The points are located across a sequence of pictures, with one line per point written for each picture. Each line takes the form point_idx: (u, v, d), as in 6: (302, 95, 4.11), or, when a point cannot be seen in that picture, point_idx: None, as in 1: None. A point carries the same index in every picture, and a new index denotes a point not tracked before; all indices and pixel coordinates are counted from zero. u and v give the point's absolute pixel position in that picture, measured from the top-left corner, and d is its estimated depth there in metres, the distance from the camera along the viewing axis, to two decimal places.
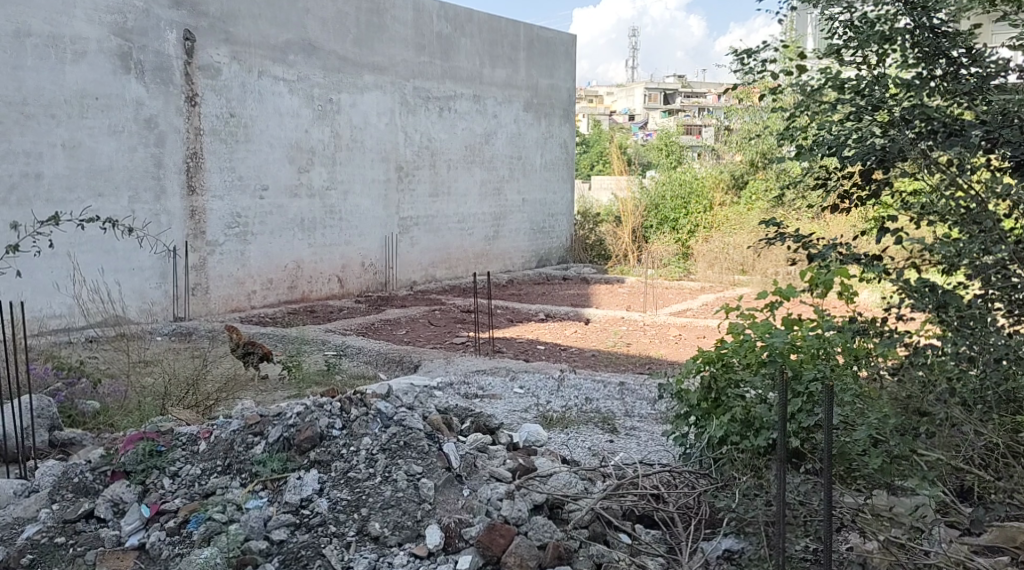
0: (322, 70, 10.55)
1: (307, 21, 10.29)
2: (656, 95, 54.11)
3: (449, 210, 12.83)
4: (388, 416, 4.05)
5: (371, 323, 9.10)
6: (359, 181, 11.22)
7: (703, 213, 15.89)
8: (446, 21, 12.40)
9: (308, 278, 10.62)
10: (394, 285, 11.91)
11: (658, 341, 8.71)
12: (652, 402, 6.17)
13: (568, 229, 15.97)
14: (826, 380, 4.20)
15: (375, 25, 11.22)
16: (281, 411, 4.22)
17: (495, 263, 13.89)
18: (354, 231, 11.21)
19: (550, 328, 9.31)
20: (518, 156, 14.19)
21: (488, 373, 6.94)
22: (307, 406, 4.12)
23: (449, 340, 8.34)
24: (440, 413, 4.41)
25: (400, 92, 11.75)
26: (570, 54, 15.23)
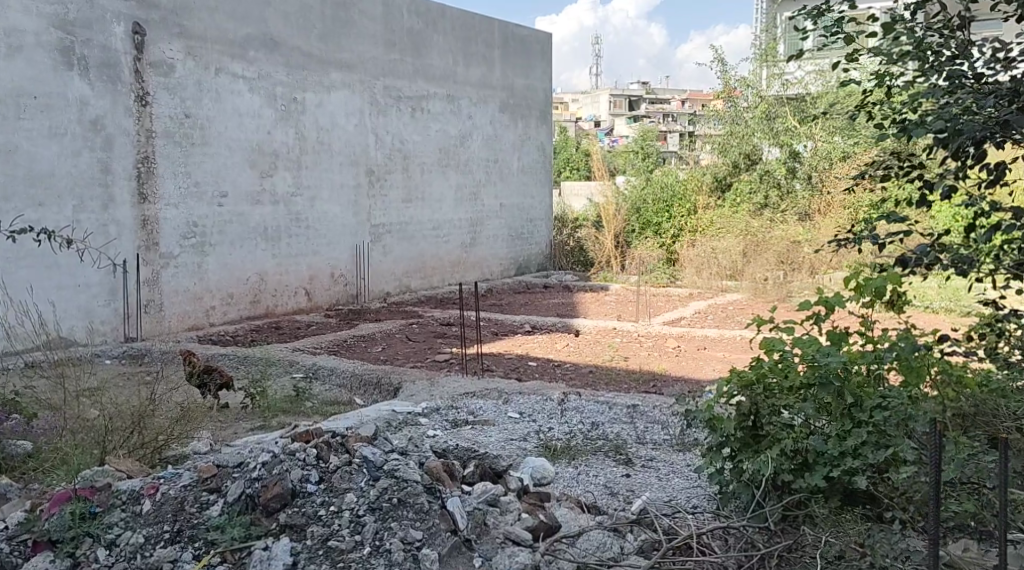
0: (285, 67, 9.82)
1: (268, 15, 9.57)
2: (621, 101, 53.74)
3: (424, 216, 12.09)
4: (375, 466, 3.55)
5: (344, 340, 8.34)
6: (327, 187, 10.47)
7: (686, 217, 15.25)
8: (418, 16, 11.70)
9: (273, 292, 9.85)
10: (366, 297, 11.16)
11: (657, 355, 8.01)
12: (665, 426, 5.48)
13: (548, 235, 15.30)
14: (892, 407, 3.71)
15: (341, 19, 10.50)
16: (243, 460, 3.71)
17: (472, 272, 13.16)
18: (321, 240, 10.45)
19: (538, 342, 8.58)
20: (495, 159, 13.51)
21: (478, 397, 6.21)
22: (276, 454, 3.61)
23: (431, 358, 7.59)
24: (440, 457, 3.93)
25: (369, 91, 11.03)
26: (546, 53, 14.55)
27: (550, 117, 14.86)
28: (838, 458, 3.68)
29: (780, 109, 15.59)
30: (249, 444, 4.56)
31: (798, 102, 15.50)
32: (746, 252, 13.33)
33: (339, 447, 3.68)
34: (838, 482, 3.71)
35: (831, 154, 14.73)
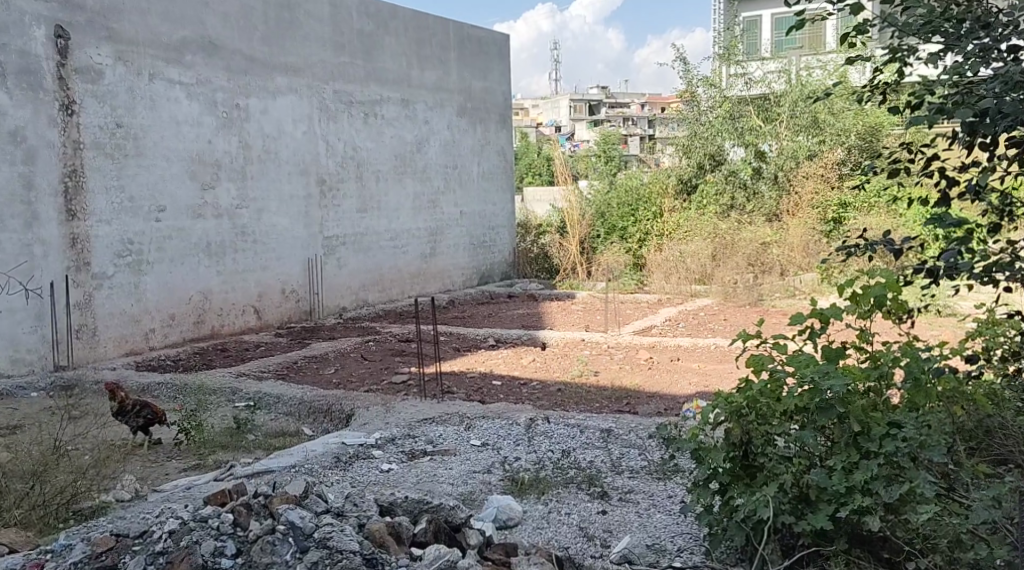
0: (226, 72, 9.28)
1: (206, 17, 9.03)
2: (581, 106, 53.50)
3: (380, 226, 11.54)
4: (304, 533, 3.30)
5: (295, 362, 7.77)
6: (275, 198, 9.90)
7: (652, 220, 14.77)
8: (368, 17, 11.18)
9: (218, 311, 9.25)
10: (321, 313, 10.59)
11: (628, 369, 7.52)
12: (642, 452, 5.00)
13: (511, 243, 14.80)
14: (907, 439, 3.23)
15: (286, 21, 9.98)
16: (146, 529, 3.46)
17: (433, 283, 12.62)
18: (270, 254, 9.86)
19: (502, 357, 8.06)
20: (454, 165, 12.99)
21: (437, 423, 5.68)
22: (185, 522, 3.38)
23: (387, 380, 7.03)
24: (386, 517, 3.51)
25: (319, 96, 10.49)
26: (504, 55, 14.05)
27: (510, 121, 14.37)
28: (845, 495, 3.23)
29: (744, 109, 15.26)
30: (170, 506, 4.06)
31: (762, 104, 15.36)
32: (715, 255, 12.93)
33: (263, 511, 3.44)
34: (845, 522, 3.28)
35: (797, 153, 14.41)
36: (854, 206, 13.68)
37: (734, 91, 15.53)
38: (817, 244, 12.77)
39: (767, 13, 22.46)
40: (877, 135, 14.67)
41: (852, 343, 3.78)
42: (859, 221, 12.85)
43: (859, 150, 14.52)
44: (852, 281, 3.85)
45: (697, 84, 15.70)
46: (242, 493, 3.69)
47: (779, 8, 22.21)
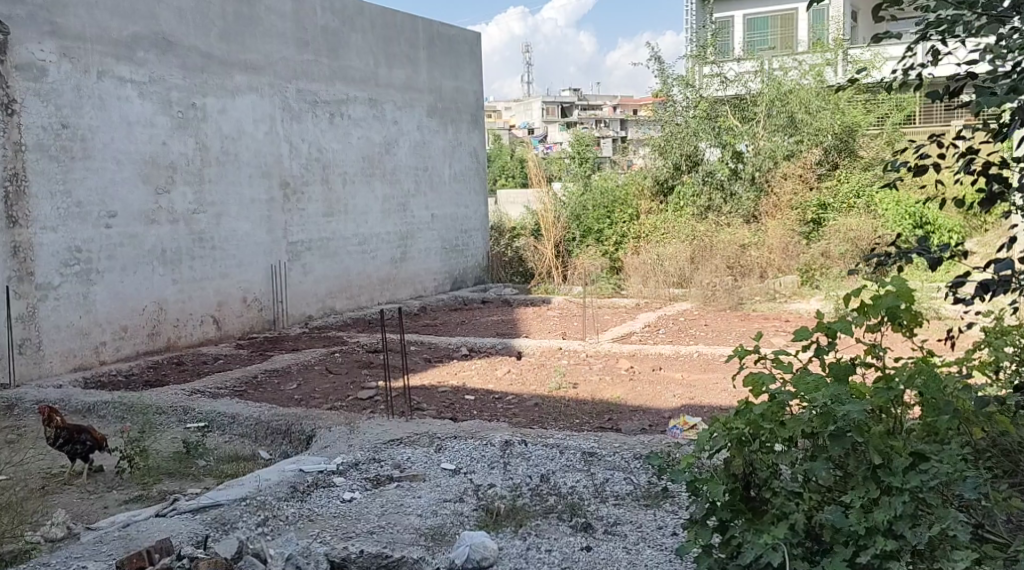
0: (181, 69, 8.81)
1: (159, 11, 8.56)
2: (554, 108, 53.22)
3: (347, 231, 11.07)
4: None
5: (254, 377, 7.29)
6: (235, 202, 9.42)
7: (628, 222, 14.50)
8: (332, 13, 10.72)
9: (174, 322, 8.75)
10: (284, 322, 10.10)
11: (609, 380, 7.11)
12: (627, 476, 4.60)
13: (484, 247, 14.35)
14: (934, 473, 2.84)
15: (246, 16, 9.51)
16: None
17: (404, 289, 12.15)
18: (230, 260, 9.38)
19: (475, 369, 7.62)
20: (425, 167, 12.53)
21: (406, 444, 5.23)
22: None
23: (353, 396, 6.56)
24: None
25: (281, 94, 10.02)
26: (475, 53, 13.60)
27: (482, 121, 13.92)
28: (866, 538, 2.84)
29: (720, 108, 14.93)
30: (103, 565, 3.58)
31: (739, 103, 14.96)
32: (694, 258, 12.57)
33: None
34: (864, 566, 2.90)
35: (775, 153, 14.08)
36: (833, 206, 13.70)
37: (710, 91, 15.06)
38: (798, 245, 12.51)
39: (739, 13, 22.21)
40: (854, 135, 14.54)
41: (865, 360, 3.36)
42: (840, 222, 12.57)
43: (835, 151, 14.38)
44: (862, 289, 3.43)
45: (674, 82, 15.33)
46: (165, 553, 3.62)
47: (752, 8, 21.97)
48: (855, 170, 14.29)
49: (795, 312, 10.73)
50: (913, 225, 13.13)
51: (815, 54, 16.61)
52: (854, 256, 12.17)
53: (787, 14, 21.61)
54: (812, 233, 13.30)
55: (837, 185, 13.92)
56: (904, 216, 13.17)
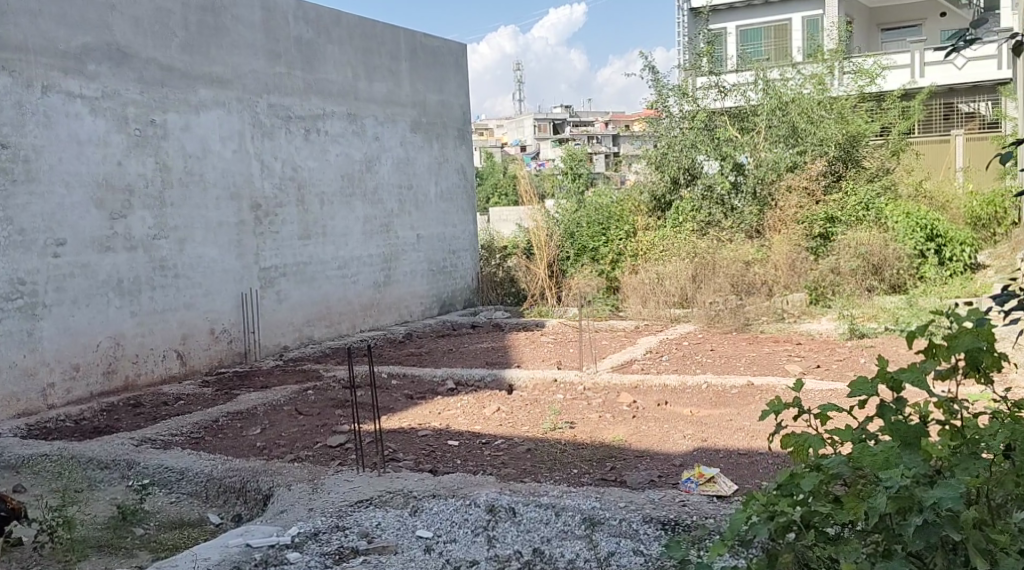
0: (138, 83, 8.12)
1: (112, 21, 7.88)
2: (546, 126, 52.54)
3: (326, 254, 10.34)
4: None
5: (215, 422, 6.51)
6: (201, 226, 8.70)
7: (625, 239, 13.61)
8: (307, 23, 10.05)
9: (133, 358, 8.01)
10: (257, 354, 9.35)
11: (612, 419, 6.32)
12: (636, 549, 3.86)
13: (474, 268, 13.59)
14: None
15: (210, 26, 8.83)
16: None
17: (388, 315, 11.41)
18: (196, 290, 8.64)
19: (461, 408, 6.78)
20: (409, 185, 11.81)
21: (376, 506, 4.48)
22: None
23: (321, 442, 5.79)
24: None
25: (251, 110, 9.31)
26: (461, 65, 12.91)
27: (469, 136, 13.20)
28: None
29: (718, 120, 14.27)
30: None
31: (737, 116, 14.47)
32: (696, 277, 11.82)
33: None
34: None
35: (778, 165, 13.44)
36: (841, 219, 12.89)
37: (707, 102, 14.56)
38: (805, 261, 11.76)
39: (732, 24, 21.58)
40: (859, 144, 14.02)
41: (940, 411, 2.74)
42: (850, 236, 11.86)
43: (840, 160, 13.84)
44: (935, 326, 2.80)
45: (669, 92, 14.67)
46: None
47: (744, 18, 21.36)
48: (859, 181, 13.68)
49: (806, 333, 10.01)
50: (924, 239, 12.42)
51: (812, 64, 15.97)
52: (863, 274, 11.62)
53: (780, 25, 21.03)
54: (819, 248, 12.57)
55: (844, 197, 13.20)
56: (915, 228, 12.42)
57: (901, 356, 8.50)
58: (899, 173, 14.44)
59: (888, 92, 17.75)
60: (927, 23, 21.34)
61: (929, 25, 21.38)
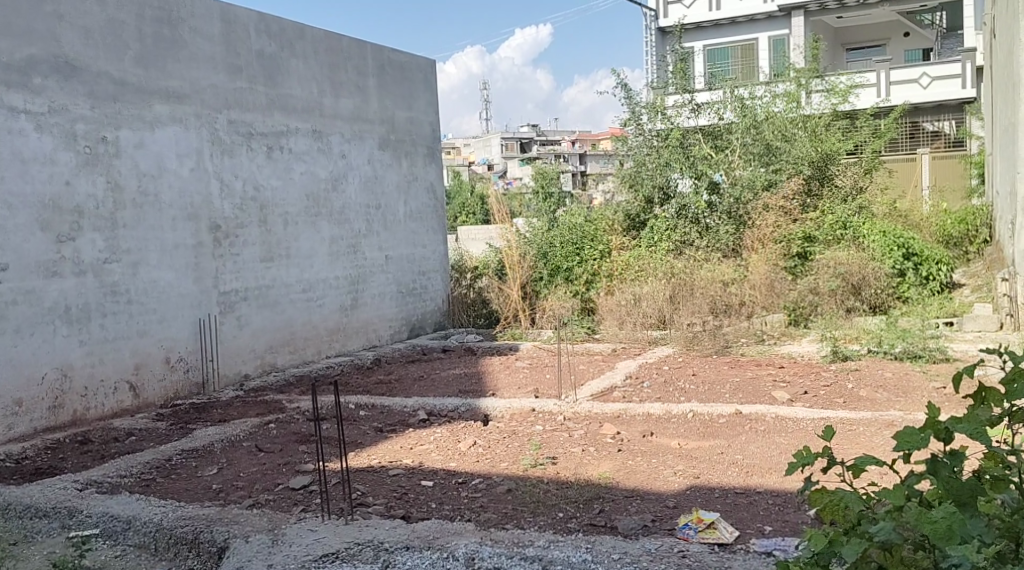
0: (89, 97, 7.66)
1: (61, 32, 7.44)
2: (513, 144, 52.20)
3: (291, 277, 9.88)
4: None
5: (168, 461, 6.03)
6: (156, 248, 8.21)
7: (600, 258, 13.21)
8: (270, 37, 9.62)
9: (82, 390, 7.50)
10: (216, 384, 8.84)
11: (595, 454, 5.91)
12: None
13: (445, 288, 13.13)
14: None
15: (166, 38, 8.38)
16: None
17: (355, 340, 10.94)
18: (150, 316, 8.14)
19: (434, 442, 6.33)
20: (377, 205, 11.38)
21: (342, 562, 4.04)
22: None
23: (282, 484, 5.33)
24: None
25: (210, 126, 8.86)
26: (430, 81, 12.51)
27: (439, 154, 12.79)
28: None
29: (692, 139, 14.02)
30: None
31: (711, 134, 14.21)
32: (673, 297, 11.49)
33: None
34: None
35: (754, 184, 13.14)
36: (818, 238, 12.61)
37: (680, 120, 14.28)
38: (784, 281, 11.46)
39: (699, 43, 21.43)
40: (832, 161, 13.88)
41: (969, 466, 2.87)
42: (830, 255, 11.57)
43: (814, 179, 13.70)
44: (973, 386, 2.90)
45: (642, 110, 14.36)
46: None
47: (712, 38, 21.24)
48: (834, 200, 13.43)
49: (787, 356, 9.69)
50: (902, 258, 12.04)
51: (782, 82, 16.02)
52: (843, 296, 11.28)
53: (746, 45, 20.95)
54: (797, 267, 12.25)
55: (819, 216, 12.97)
56: (892, 247, 12.07)
57: (890, 380, 8.17)
58: (872, 192, 14.19)
59: (859, 110, 17.60)
60: (891, 43, 21.29)
61: (893, 46, 21.34)
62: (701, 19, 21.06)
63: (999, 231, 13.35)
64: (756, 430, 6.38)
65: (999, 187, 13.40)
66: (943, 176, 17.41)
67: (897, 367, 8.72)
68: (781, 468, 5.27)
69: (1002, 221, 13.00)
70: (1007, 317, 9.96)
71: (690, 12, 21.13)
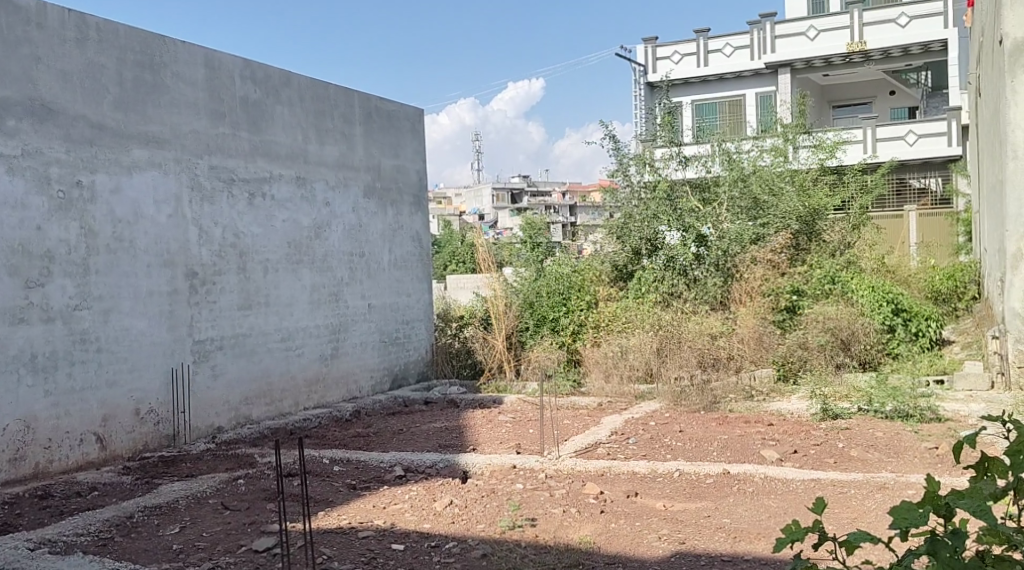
0: (64, 141, 7.52)
1: (37, 75, 7.32)
2: (503, 195, 52.32)
3: (269, 325, 9.65)
4: None
5: (129, 518, 5.76)
6: (129, 295, 8.01)
7: (586, 309, 13.03)
8: (255, 83, 9.52)
9: (45, 442, 7.26)
10: (187, 436, 8.57)
11: (577, 516, 5.65)
12: None
13: (430, 337, 12.84)
14: None
15: (148, 82, 8.26)
16: None
17: (335, 391, 10.68)
18: (121, 365, 7.90)
19: (409, 502, 6.06)
20: (360, 253, 11.21)
21: None
22: None
23: (246, 546, 5.07)
24: None
25: (190, 171, 8.71)
26: (418, 130, 12.42)
27: (425, 203, 12.63)
28: None
29: (679, 193, 13.80)
30: None
31: (698, 186, 14.28)
32: (661, 350, 11.28)
33: None
34: None
35: (741, 238, 13.01)
36: (807, 292, 12.42)
37: (668, 172, 14.17)
38: (773, 336, 11.38)
39: (687, 98, 21.53)
40: (820, 217, 14.05)
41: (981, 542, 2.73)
42: (819, 310, 11.41)
43: (802, 233, 13.76)
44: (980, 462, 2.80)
45: (630, 162, 14.30)
46: None
47: (700, 93, 21.31)
48: (822, 255, 13.43)
49: (776, 413, 9.47)
50: (891, 313, 11.91)
51: (769, 138, 16.03)
52: (832, 351, 11.05)
53: (734, 100, 21.03)
54: (786, 322, 12.03)
55: (808, 271, 12.85)
56: (881, 302, 11.92)
57: (881, 440, 7.95)
58: (860, 247, 14.15)
59: (846, 165, 17.61)
60: (877, 102, 21.44)
61: (879, 104, 21.47)
62: (688, 75, 21.18)
63: (988, 288, 13.24)
64: (745, 492, 6.14)
65: (987, 245, 13.31)
66: (930, 232, 17.39)
67: (888, 427, 8.49)
68: (770, 533, 5.05)
69: (990, 277, 12.91)
70: (998, 376, 9.77)
71: (678, 67, 21.25)
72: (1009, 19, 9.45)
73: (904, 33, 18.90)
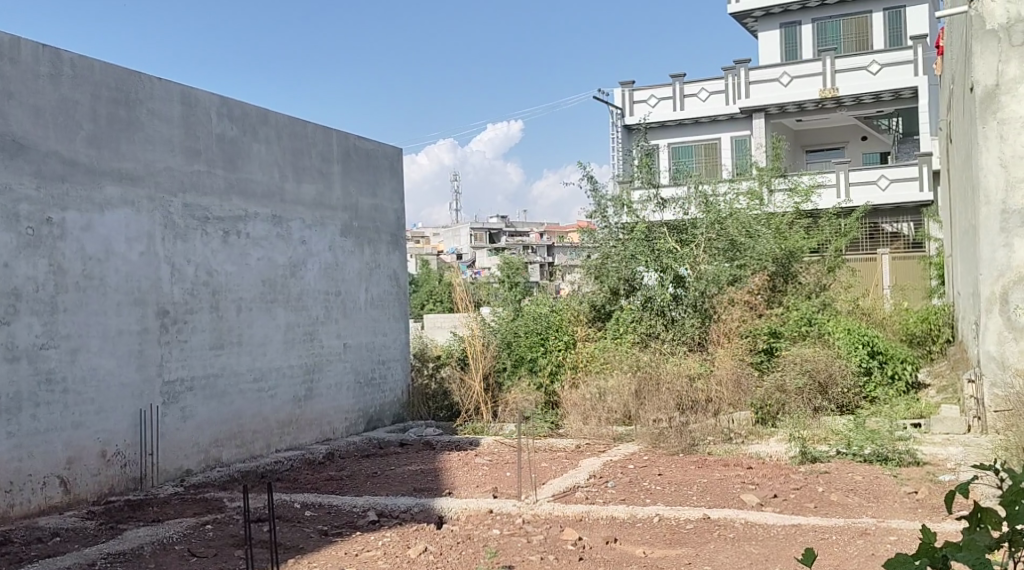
0: (35, 177, 7.40)
1: (8, 110, 7.20)
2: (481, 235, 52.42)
3: (242, 365, 9.48)
4: None
5: (91, 566, 5.56)
6: (98, 334, 7.84)
7: (565, 349, 12.92)
8: (232, 121, 9.45)
9: (6, 485, 7.03)
10: (155, 479, 8.36)
11: (554, 563, 5.52)
12: None
13: (406, 378, 12.66)
14: None
15: (123, 119, 8.17)
16: None
17: (308, 433, 10.48)
18: (88, 407, 7.72)
19: (382, 549, 5.90)
20: (336, 292, 11.08)
21: None
22: None
23: None
24: None
25: (164, 209, 8.59)
26: (396, 169, 12.38)
27: (403, 242, 12.55)
28: None
29: (657, 232, 13.77)
30: None
31: (676, 228, 13.99)
32: (639, 392, 11.18)
33: None
34: None
35: (719, 279, 12.97)
36: (784, 334, 12.40)
37: (646, 214, 14.18)
38: (750, 378, 11.25)
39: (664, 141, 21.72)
40: (795, 259, 14.11)
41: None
42: (796, 353, 11.40)
43: (778, 275, 13.78)
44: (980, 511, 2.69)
45: (608, 203, 14.38)
46: None
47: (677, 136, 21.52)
48: (798, 297, 13.47)
49: (755, 456, 9.39)
50: (867, 355, 11.94)
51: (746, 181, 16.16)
52: (810, 393, 11.05)
53: (710, 143, 21.24)
54: (764, 363, 11.99)
55: (784, 312, 12.89)
56: (857, 345, 11.96)
57: (861, 484, 7.88)
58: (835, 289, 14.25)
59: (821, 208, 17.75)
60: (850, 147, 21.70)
61: (852, 149, 21.73)
62: (665, 118, 21.38)
63: (963, 331, 13.32)
64: (725, 538, 6.03)
65: (961, 288, 13.42)
66: (904, 275, 17.51)
67: (867, 470, 8.43)
68: None
69: (965, 319, 12.99)
70: (974, 419, 9.76)
71: (656, 110, 21.46)
72: (979, 65, 9.51)
73: (876, 80, 19.13)
